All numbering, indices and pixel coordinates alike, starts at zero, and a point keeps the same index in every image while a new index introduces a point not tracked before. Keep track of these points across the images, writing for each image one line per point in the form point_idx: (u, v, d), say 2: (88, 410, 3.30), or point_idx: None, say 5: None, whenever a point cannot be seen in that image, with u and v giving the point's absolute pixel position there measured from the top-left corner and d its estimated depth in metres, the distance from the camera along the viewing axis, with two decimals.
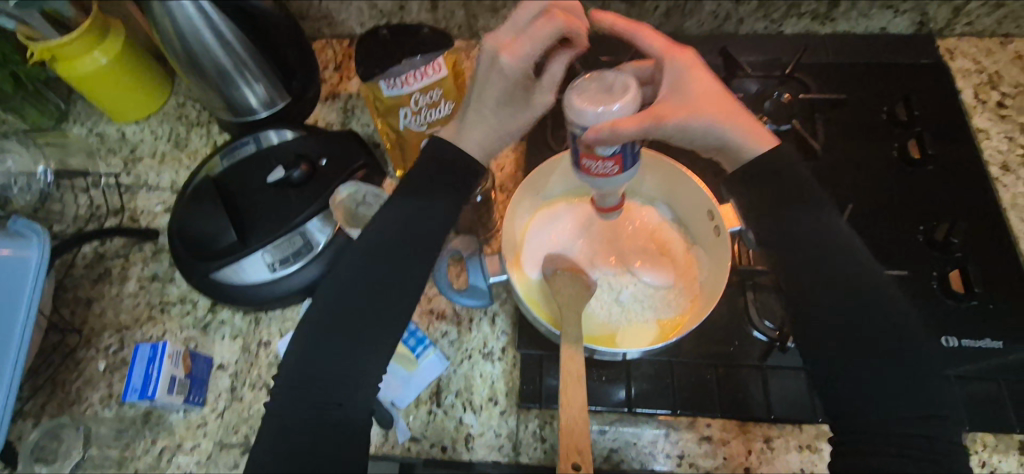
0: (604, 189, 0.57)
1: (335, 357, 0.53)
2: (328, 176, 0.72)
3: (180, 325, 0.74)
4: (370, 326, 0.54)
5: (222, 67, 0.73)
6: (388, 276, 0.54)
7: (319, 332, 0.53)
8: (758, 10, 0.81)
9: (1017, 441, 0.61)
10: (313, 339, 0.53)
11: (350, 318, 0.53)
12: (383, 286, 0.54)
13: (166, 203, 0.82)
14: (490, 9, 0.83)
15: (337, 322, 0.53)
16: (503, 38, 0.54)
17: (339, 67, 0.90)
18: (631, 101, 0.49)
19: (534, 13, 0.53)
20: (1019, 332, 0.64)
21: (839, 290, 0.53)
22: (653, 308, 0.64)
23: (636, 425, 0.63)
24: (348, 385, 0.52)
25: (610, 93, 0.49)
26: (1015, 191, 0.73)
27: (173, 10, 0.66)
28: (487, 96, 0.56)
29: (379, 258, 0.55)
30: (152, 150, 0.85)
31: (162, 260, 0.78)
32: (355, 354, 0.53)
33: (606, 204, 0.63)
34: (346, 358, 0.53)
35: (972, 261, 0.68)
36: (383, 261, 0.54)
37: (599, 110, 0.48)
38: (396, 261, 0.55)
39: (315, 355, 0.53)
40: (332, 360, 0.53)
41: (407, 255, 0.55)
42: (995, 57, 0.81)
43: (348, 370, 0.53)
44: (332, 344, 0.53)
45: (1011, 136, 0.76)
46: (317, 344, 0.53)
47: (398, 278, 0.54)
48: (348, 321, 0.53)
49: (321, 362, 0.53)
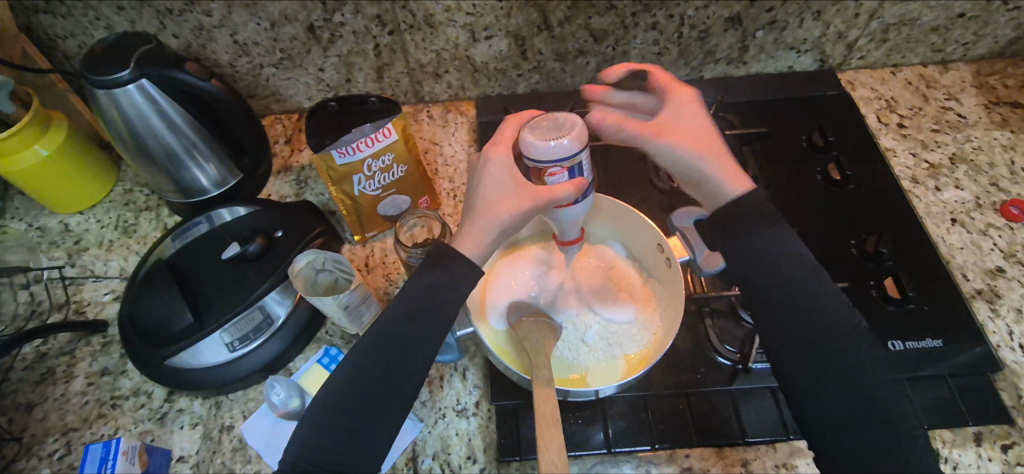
0: (564, 221, 0.61)
1: (344, 439, 0.50)
2: (283, 248, 0.72)
3: (134, 419, 0.70)
4: (382, 404, 0.51)
5: (171, 150, 0.73)
6: (398, 348, 0.52)
7: (322, 413, 0.50)
8: (679, 60, 0.88)
9: (973, 434, 0.64)
10: (313, 422, 0.50)
11: (361, 395, 0.51)
12: (394, 360, 0.52)
13: (115, 291, 0.79)
14: (433, 75, 0.88)
15: (345, 402, 0.50)
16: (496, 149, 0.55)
17: (289, 140, 0.91)
18: (577, 133, 0.53)
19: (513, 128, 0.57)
20: (953, 330, 0.69)
21: (800, 316, 0.54)
22: (619, 344, 0.66)
23: (616, 466, 0.63)
24: (356, 467, 0.49)
25: (560, 130, 0.54)
26: (927, 201, 0.80)
27: (120, 99, 0.66)
28: (494, 198, 0.54)
29: (389, 329, 0.52)
30: (98, 240, 0.83)
31: (112, 352, 0.74)
32: (364, 433, 0.50)
33: (567, 236, 0.65)
34: (354, 437, 0.50)
35: (901, 268, 0.73)
36: (392, 333, 0.52)
37: (551, 143, 0.52)
38: (407, 333, 0.52)
39: (320, 438, 0.49)
40: (340, 441, 0.49)
41: (416, 322, 0.53)
42: (889, 85, 0.91)
43: (357, 451, 0.50)
44: (335, 423, 0.50)
45: (914, 152, 0.84)
46: (319, 427, 0.50)
47: (409, 349, 0.52)
48: (358, 398, 0.50)
49: (328, 446, 0.49)
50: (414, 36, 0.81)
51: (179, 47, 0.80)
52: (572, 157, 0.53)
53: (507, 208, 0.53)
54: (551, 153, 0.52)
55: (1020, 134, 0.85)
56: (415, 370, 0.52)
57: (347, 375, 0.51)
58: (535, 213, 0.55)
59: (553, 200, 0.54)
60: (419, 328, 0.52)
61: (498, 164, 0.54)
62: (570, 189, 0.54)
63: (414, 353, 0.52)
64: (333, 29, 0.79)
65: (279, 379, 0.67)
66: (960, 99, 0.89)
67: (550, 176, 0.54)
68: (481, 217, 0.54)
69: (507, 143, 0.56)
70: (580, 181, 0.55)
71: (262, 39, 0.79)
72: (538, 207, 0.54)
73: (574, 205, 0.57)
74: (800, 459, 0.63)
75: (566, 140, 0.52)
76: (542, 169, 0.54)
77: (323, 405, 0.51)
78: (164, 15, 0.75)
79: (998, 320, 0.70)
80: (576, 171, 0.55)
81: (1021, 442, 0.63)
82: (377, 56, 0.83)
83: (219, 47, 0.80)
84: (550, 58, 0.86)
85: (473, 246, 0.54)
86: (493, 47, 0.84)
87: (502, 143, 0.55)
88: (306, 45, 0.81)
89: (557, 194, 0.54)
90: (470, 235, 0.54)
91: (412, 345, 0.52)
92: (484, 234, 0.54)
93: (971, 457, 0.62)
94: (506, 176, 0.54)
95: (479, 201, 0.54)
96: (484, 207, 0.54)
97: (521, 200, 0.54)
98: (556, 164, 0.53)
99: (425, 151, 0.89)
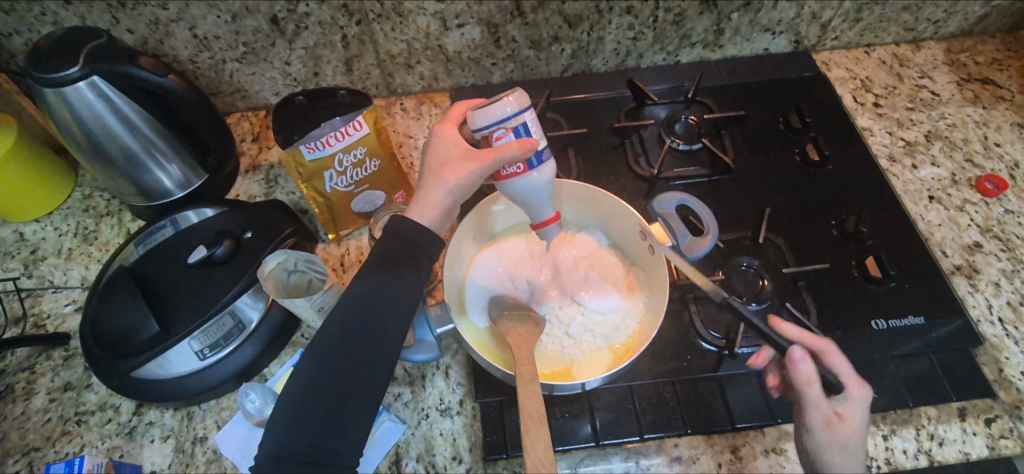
0: (523, 199, 0.58)
1: (323, 425, 0.47)
2: (253, 250, 0.69)
3: (101, 435, 0.66)
4: (360, 384, 0.49)
5: (130, 151, 0.69)
6: (369, 324, 0.50)
7: (296, 403, 0.47)
8: (655, 44, 0.87)
9: (957, 409, 0.64)
10: (288, 413, 0.47)
11: (328, 393, 0.47)
12: (368, 336, 0.50)
13: (76, 301, 0.76)
14: (405, 66, 0.85)
15: (321, 386, 0.47)
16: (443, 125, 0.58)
17: (257, 138, 0.88)
18: (517, 96, 0.53)
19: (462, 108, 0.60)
20: (934, 307, 0.69)
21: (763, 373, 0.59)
22: (604, 335, 0.64)
23: (605, 459, 0.62)
24: (336, 453, 0.47)
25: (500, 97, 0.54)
26: (904, 179, 0.80)
27: (70, 98, 0.62)
28: (439, 166, 0.55)
29: (359, 305, 0.50)
30: (56, 247, 0.79)
31: (75, 366, 0.71)
32: (344, 417, 0.48)
33: (540, 216, 0.60)
34: (333, 423, 0.47)
35: (882, 247, 0.73)
36: (362, 308, 0.50)
37: (486, 108, 0.52)
38: (378, 307, 0.50)
39: (297, 428, 0.46)
40: (319, 428, 0.47)
41: (384, 313, 0.51)
42: (863, 64, 0.91)
43: (338, 436, 0.47)
44: (312, 411, 0.47)
45: (890, 131, 0.85)
46: (296, 417, 0.47)
47: (381, 324, 0.50)
48: (324, 398, 0.47)
49: (306, 434, 0.46)
50: (383, 26, 0.78)
51: (134, 43, 0.76)
52: (514, 119, 0.53)
53: (451, 172, 0.54)
54: (490, 118, 0.52)
55: (992, 110, 0.85)
56: (388, 345, 0.51)
57: (319, 357, 0.48)
58: (484, 177, 0.55)
59: (497, 161, 0.53)
60: (389, 301, 0.51)
61: (443, 137, 0.57)
62: (516, 149, 0.53)
63: (386, 328, 0.51)
64: (298, 20, 0.75)
65: (253, 385, 0.64)
66: (933, 77, 0.89)
67: (495, 140, 0.54)
68: (428, 183, 0.55)
69: (455, 118, 0.59)
70: (526, 141, 0.53)
71: (223, 32, 0.76)
72: (483, 169, 0.53)
73: (529, 171, 0.55)
74: (788, 442, 0.62)
75: (504, 104, 0.52)
76: (487, 135, 0.54)
77: (296, 393, 0.47)
78: (117, 9, 0.71)
79: (978, 294, 0.71)
80: (523, 133, 0.54)
81: (1004, 415, 0.63)
82: (345, 48, 0.80)
83: (177, 43, 0.77)
84: (524, 46, 0.84)
85: (421, 212, 0.54)
86: (466, 35, 0.81)
87: (450, 119, 0.58)
88: (270, 38, 0.77)
89: (501, 155, 0.53)
90: (418, 204, 0.54)
91: (384, 319, 0.51)
92: (431, 202, 0.54)
93: (956, 432, 0.63)
94: (451, 144, 0.56)
95: (428, 171, 0.56)
96: (430, 175, 0.55)
97: (464, 163, 0.54)
98: (498, 127, 0.53)
99: (400, 145, 0.87)
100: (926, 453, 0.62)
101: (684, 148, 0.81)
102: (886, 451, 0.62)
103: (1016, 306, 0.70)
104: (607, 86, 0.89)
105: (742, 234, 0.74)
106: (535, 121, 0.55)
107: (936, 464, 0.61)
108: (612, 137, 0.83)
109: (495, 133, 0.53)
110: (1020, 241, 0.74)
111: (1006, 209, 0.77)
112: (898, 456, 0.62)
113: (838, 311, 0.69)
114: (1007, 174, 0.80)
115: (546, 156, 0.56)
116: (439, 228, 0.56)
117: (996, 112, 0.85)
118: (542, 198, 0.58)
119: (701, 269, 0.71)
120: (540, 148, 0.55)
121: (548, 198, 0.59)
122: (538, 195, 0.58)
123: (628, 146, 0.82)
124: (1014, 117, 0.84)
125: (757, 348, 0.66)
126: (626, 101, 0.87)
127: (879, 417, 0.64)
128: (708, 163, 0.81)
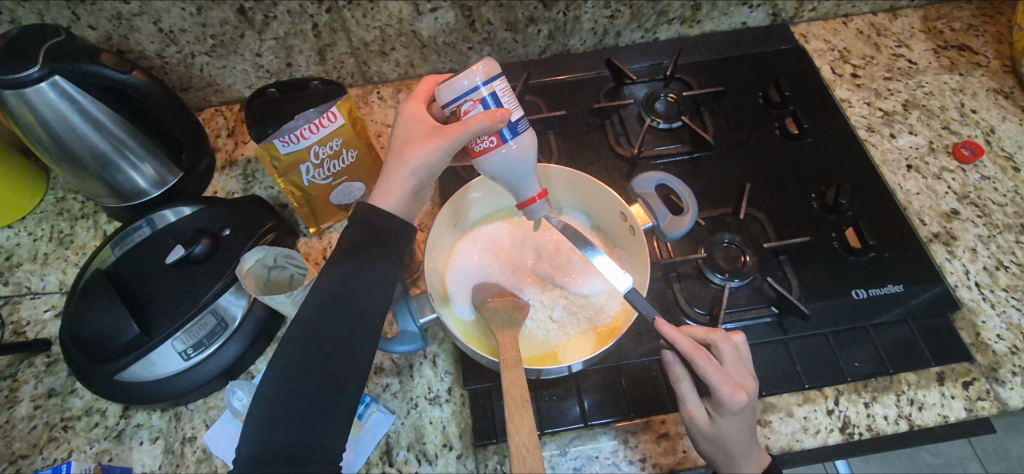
0: (502, 178, 0.57)
1: (307, 421, 0.47)
2: (232, 247, 0.68)
3: (88, 440, 0.66)
4: (339, 378, 0.48)
5: (100, 152, 0.67)
6: (344, 318, 0.50)
7: (279, 401, 0.47)
8: (632, 22, 0.86)
9: (935, 374, 0.65)
10: (268, 411, 0.47)
11: (311, 389, 0.47)
12: (343, 330, 0.49)
13: (56, 307, 0.75)
14: (380, 53, 0.84)
15: (303, 382, 0.47)
16: (410, 105, 0.58)
17: (232, 133, 0.86)
18: (484, 66, 0.53)
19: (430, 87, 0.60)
20: (913, 276, 0.70)
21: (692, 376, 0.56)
22: (587, 317, 0.65)
23: (594, 439, 0.63)
24: (319, 449, 0.46)
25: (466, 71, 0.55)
26: (882, 149, 0.81)
27: (31, 99, 0.60)
28: (407, 146, 0.55)
29: (333, 299, 0.50)
30: (31, 253, 0.77)
31: (58, 371, 0.70)
32: (327, 411, 0.48)
33: (523, 195, 0.59)
34: (315, 418, 0.47)
35: (860, 218, 0.74)
36: (340, 303, 0.50)
37: (454, 83, 0.53)
38: (352, 300, 0.50)
39: (278, 425, 0.46)
40: (300, 425, 0.47)
41: (361, 306, 0.51)
42: (841, 35, 0.91)
43: (320, 432, 0.47)
44: (293, 408, 0.47)
45: (869, 101, 0.85)
46: (276, 414, 0.46)
47: (357, 315, 0.50)
48: (308, 394, 0.47)
49: (287, 432, 0.46)
50: (354, 13, 0.76)
51: (98, 40, 0.74)
52: (481, 89, 0.53)
53: (415, 148, 0.54)
54: (456, 90, 0.52)
55: (967, 76, 0.86)
56: (366, 336, 0.51)
57: (294, 353, 0.48)
58: (450, 153, 0.54)
59: (464, 133, 0.52)
60: (364, 292, 0.51)
61: (410, 115, 0.57)
62: (483, 120, 0.52)
63: (363, 319, 0.51)
64: (266, 10, 0.73)
65: (241, 383, 0.64)
66: (910, 45, 0.89)
67: (465, 115, 0.54)
68: (393, 163, 0.54)
69: (423, 97, 0.59)
70: (495, 111, 0.52)
71: (189, 25, 0.74)
72: (448, 143, 0.53)
73: (503, 145, 0.55)
74: (773, 414, 0.63)
75: (471, 75, 0.52)
76: (455, 110, 0.54)
77: (275, 391, 0.47)
78: (76, 5, 0.69)
79: (955, 261, 0.72)
80: (493, 103, 0.54)
81: (981, 377, 0.65)
82: (317, 37, 0.79)
83: (143, 37, 0.74)
84: (499, 28, 0.83)
85: (386, 193, 0.53)
86: (440, 19, 0.79)
87: (418, 97, 0.58)
88: (238, 29, 0.75)
89: (467, 127, 0.52)
90: (385, 186, 0.54)
91: (361, 309, 0.51)
92: (399, 183, 0.54)
93: (935, 396, 0.64)
94: (416, 122, 0.56)
95: (396, 152, 0.56)
96: (396, 157, 0.55)
97: (429, 139, 0.54)
98: (466, 100, 0.53)
99: (378, 134, 0.85)
100: (906, 418, 0.63)
101: (665, 126, 0.80)
102: (867, 418, 0.63)
103: (992, 270, 0.71)
104: (586, 66, 0.88)
105: (724, 211, 0.74)
106: (506, 91, 0.54)
107: (916, 427, 0.63)
108: (593, 118, 0.83)
109: (463, 106, 0.53)
110: (996, 206, 0.75)
111: (982, 176, 0.78)
112: (879, 422, 0.63)
113: (818, 282, 0.70)
114: (982, 140, 0.80)
115: (521, 127, 0.55)
116: (407, 211, 0.55)
117: (972, 78, 0.85)
118: (522, 172, 0.57)
119: (683, 247, 0.72)
120: (513, 119, 0.54)
121: (528, 173, 0.58)
122: (516, 168, 0.56)
123: (608, 126, 0.82)
124: (990, 83, 0.85)
125: (739, 323, 0.67)
126: (606, 81, 0.86)
127: (861, 385, 0.65)
128: (688, 140, 0.81)
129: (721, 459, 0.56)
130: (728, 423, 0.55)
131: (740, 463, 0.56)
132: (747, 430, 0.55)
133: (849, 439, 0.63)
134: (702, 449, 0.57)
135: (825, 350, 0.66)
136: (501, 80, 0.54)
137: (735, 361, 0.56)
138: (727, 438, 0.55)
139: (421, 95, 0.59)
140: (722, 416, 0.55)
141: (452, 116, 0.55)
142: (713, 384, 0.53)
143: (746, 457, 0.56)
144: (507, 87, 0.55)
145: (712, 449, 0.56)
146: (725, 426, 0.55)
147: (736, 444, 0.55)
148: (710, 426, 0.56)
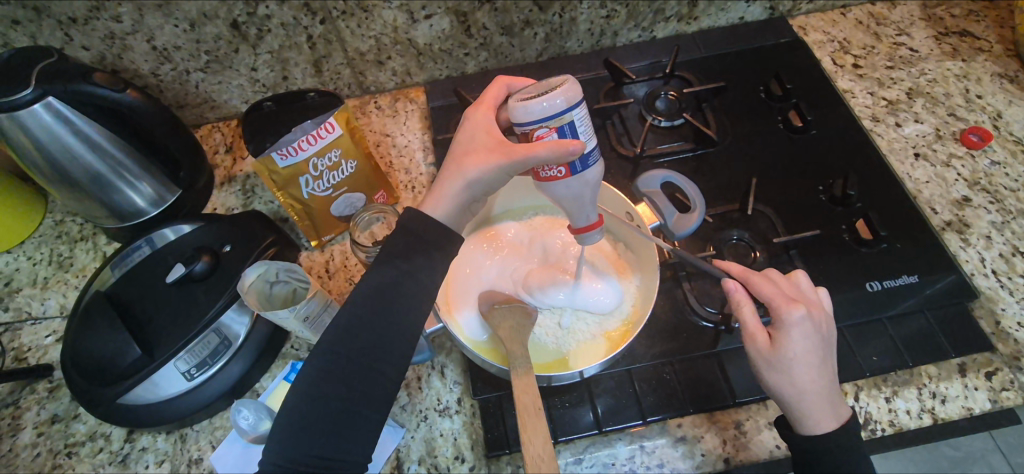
0: (567, 202, 0.55)
1: (332, 431, 0.46)
2: (233, 264, 0.67)
3: (93, 466, 0.65)
4: (365, 388, 0.47)
5: (96, 173, 0.66)
6: (377, 328, 0.48)
7: (301, 406, 0.46)
8: (629, 21, 0.85)
9: (956, 365, 0.64)
10: (291, 417, 0.46)
11: (333, 402, 0.46)
12: (378, 341, 0.48)
13: (57, 332, 0.73)
14: (376, 63, 0.83)
15: (331, 391, 0.46)
16: (480, 113, 0.56)
17: (230, 149, 0.85)
18: (568, 90, 0.48)
19: (500, 93, 0.58)
20: (928, 266, 0.68)
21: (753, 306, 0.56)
22: (596, 322, 0.64)
23: (609, 445, 0.61)
24: (336, 460, 0.46)
25: (547, 87, 0.49)
26: (889, 138, 0.79)
27: (26, 122, 0.59)
28: (468, 158, 0.53)
29: (372, 313, 0.48)
30: (31, 278, 0.76)
31: (60, 397, 0.69)
32: (349, 423, 0.46)
33: (582, 221, 0.57)
34: (341, 426, 0.46)
35: (870, 209, 0.73)
36: (373, 314, 0.48)
37: (531, 106, 0.48)
38: (387, 313, 0.49)
39: (300, 432, 0.45)
40: (325, 434, 0.46)
41: (391, 319, 0.49)
42: (840, 26, 0.90)
43: (341, 443, 0.46)
44: (310, 420, 0.46)
45: (872, 91, 0.84)
46: (292, 430, 0.46)
47: (392, 327, 0.49)
48: (331, 407, 0.46)
49: (312, 441, 0.45)
50: (349, 23, 0.75)
51: (92, 60, 0.73)
52: (560, 116, 0.48)
53: (473, 162, 0.53)
54: (534, 112, 0.47)
55: (971, 62, 0.84)
56: (399, 344, 0.49)
57: (323, 361, 0.47)
58: (510, 172, 0.52)
59: (529, 159, 0.49)
60: (389, 309, 0.49)
61: (477, 122, 0.55)
62: (553, 149, 0.48)
63: (400, 326, 0.49)
64: (260, 23, 0.73)
65: (246, 401, 0.62)
66: (910, 33, 0.88)
67: (536, 139, 0.50)
68: (448, 173, 0.53)
69: (490, 103, 0.57)
70: (569, 142, 0.48)
71: (183, 42, 0.73)
72: (510, 164, 0.51)
73: (571, 175, 0.51)
74: None
75: (552, 97, 0.47)
76: (527, 131, 0.50)
77: (299, 399, 0.46)
78: (69, 25, 0.68)
79: (970, 249, 0.70)
80: (567, 133, 0.49)
81: (1003, 367, 0.63)
82: (312, 48, 0.78)
83: (137, 56, 0.74)
84: (495, 33, 0.82)
85: (437, 201, 0.53)
86: (435, 26, 0.79)
87: (485, 104, 0.57)
88: (232, 44, 0.75)
89: (535, 152, 0.49)
90: (439, 195, 0.53)
91: (385, 327, 0.49)
92: (452, 195, 0.53)
93: (957, 389, 0.62)
94: (480, 132, 0.55)
95: (452, 159, 0.55)
96: (453, 165, 0.53)
97: (490, 155, 0.52)
98: (541, 125, 0.48)
99: (377, 144, 0.84)
100: (929, 412, 0.61)
101: (666, 124, 0.79)
102: (889, 414, 0.62)
103: (1008, 257, 0.70)
104: (583, 67, 0.87)
105: (730, 207, 0.73)
106: (585, 119, 0.50)
107: (940, 421, 0.61)
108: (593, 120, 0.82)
109: (536, 132, 0.49)
110: (1008, 192, 0.74)
111: (992, 161, 0.76)
112: (901, 417, 0.61)
113: (831, 276, 0.68)
114: (990, 125, 0.79)
115: (592, 159, 0.52)
116: (456, 221, 0.54)
117: (975, 64, 0.84)
118: (585, 199, 0.54)
119: (692, 246, 0.70)
120: (585, 151, 0.51)
121: (588, 204, 0.55)
122: (580, 196, 0.54)
123: (609, 126, 0.81)
124: (994, 67, 0.84)
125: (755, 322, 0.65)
126: (605, 82, 0.85)
127: (880, 379, 0.63)
128: (691, 137, 0.80)
129: (789, 391, 0.53)
130: (793, 343, 0.52)
131: (811, 396, 0.52)
132: (817, 353, 0.53)
133: (872, 436, 0.61)
134: (768, 383, 0.54)
135: (843, 345, 0.64)
136: (582, 108, 0.49)
137: (794, 290, 0.57)
138: (794, 361, 0.52)
139: (491, 103, 0.57)
140: (780, 343, 0.53)
141: (521, 136, 0.51)
142: (768, 295, 0.55)
143: (817, 387, 0.53)
144: (586, 115, 0.50)
145: (780, 378, 0.53)
146: (787, 349, 0.52)
147: (803, 373, 0.52)
148: (774, 356, 0.53)
